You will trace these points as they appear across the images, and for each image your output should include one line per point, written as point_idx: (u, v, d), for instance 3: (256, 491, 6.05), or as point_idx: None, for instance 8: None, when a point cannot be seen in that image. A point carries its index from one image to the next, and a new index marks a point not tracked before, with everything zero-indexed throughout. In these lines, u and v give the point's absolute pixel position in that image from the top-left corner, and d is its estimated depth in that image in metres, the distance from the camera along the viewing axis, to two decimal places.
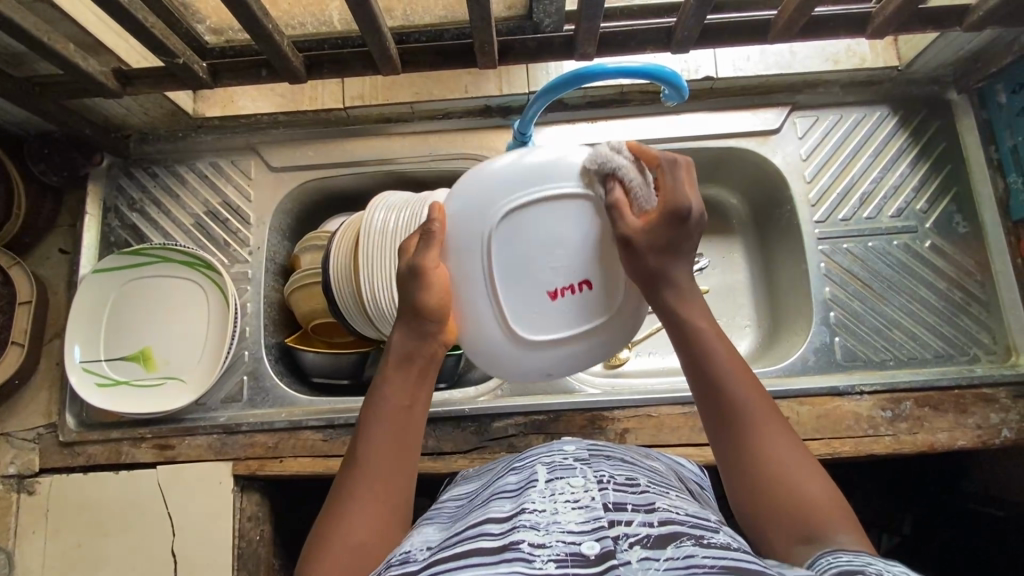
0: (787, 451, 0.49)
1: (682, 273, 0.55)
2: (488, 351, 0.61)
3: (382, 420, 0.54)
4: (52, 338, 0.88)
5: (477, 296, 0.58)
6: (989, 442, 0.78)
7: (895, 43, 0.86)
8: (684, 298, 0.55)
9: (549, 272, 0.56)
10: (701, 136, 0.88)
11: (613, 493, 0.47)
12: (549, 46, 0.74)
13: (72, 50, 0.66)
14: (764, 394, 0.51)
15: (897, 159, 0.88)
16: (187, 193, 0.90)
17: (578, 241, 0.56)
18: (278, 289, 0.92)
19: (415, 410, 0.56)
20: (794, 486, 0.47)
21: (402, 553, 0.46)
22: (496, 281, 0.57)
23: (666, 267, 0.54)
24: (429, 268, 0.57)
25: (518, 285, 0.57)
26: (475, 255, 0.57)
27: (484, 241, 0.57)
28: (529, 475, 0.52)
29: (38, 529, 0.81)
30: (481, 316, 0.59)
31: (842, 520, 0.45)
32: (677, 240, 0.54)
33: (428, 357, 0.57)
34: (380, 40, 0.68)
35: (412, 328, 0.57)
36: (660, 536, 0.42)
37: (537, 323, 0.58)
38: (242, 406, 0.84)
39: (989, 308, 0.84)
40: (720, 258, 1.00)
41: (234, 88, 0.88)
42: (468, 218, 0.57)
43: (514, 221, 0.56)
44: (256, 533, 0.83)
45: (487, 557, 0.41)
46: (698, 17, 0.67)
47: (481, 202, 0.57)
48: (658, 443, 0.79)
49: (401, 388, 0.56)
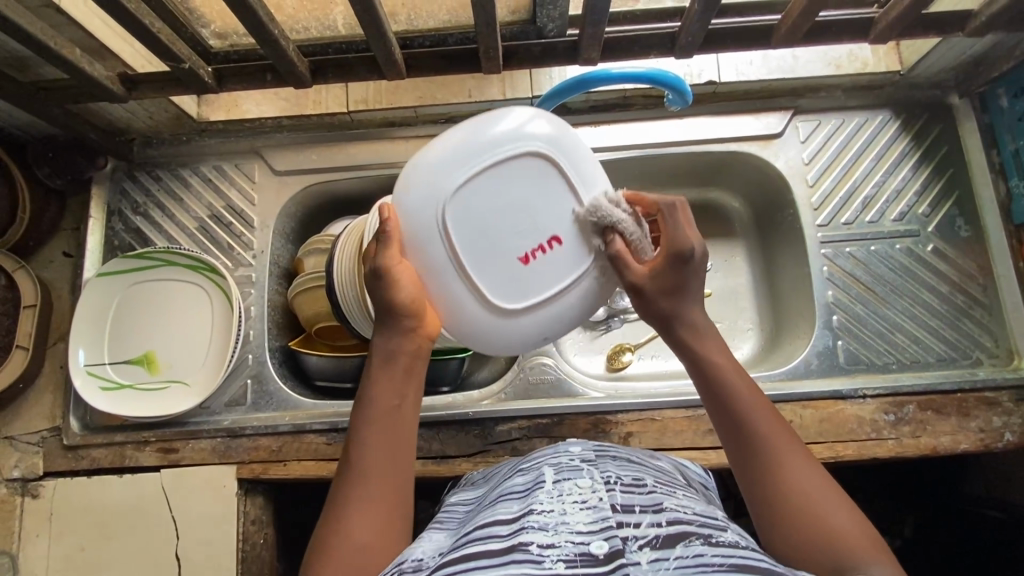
0: (811, 480, 0.49)
1: (694, 309, 0.57)
2: (470, 331, 0.63)
3: (375, 422, 0.54)
4: (56, 342, 0.88)
5: (449, 273, 0.60)
6: (991, 446, 0.78)
7: (897, 48, 0.87)
8: (699, 332, 0.57)
9: (515, 239, 0.60)
10: (704, 140, 0.88)
11: (621, 495, 0.47)
12: (553, 51, 0.74)
13: (79, 55, 0.66)
14: (781, 422, 0.52)
15: (899, 163, 0.88)
16: (191, 196, 0.91)
17: (536, 202, 0.60)
18: (281, 292, 0.92)
19: (406, 409, 0.55)
20: (824, 515, 0.47)
21: (414, 560, 0.46)
22: (464, 257, 0.59)
23: (677, 305, 0.57)
24: (392, 270, 0.57)
25: (491, 255, 0.60)
26: (437, 237, 0.59)
27: (443, 222, 0.59)
28: (536, 476, 0.52)
29: (41, 533, 0.81)
30: (458, 295, 0.60)
31: (875, 551, 0.45)
32: (684, 280, 0.57)
33: (413, 354, 0.57)
34: (385, 45, 0.68)
35: (394, 327, 0.57)
36: (668, 536, 0.42)
37: (514, 289, 0.61)
38: (245, 410, 0.84)
39: (992, 312, 0.85)
40: (722, 261, 1.00)
41: (239, 92, 0.89)
42: (421, 198, 0.59)
43: (471, 195, 0.59)
44: (259, 536, 0.83)
45: (497, 558, 0.41)
46: (702, 23, 0.67)
47: (431, 187, 0.58)
48: (662, 447, 0.80)
49: (389, 388, 0.55)
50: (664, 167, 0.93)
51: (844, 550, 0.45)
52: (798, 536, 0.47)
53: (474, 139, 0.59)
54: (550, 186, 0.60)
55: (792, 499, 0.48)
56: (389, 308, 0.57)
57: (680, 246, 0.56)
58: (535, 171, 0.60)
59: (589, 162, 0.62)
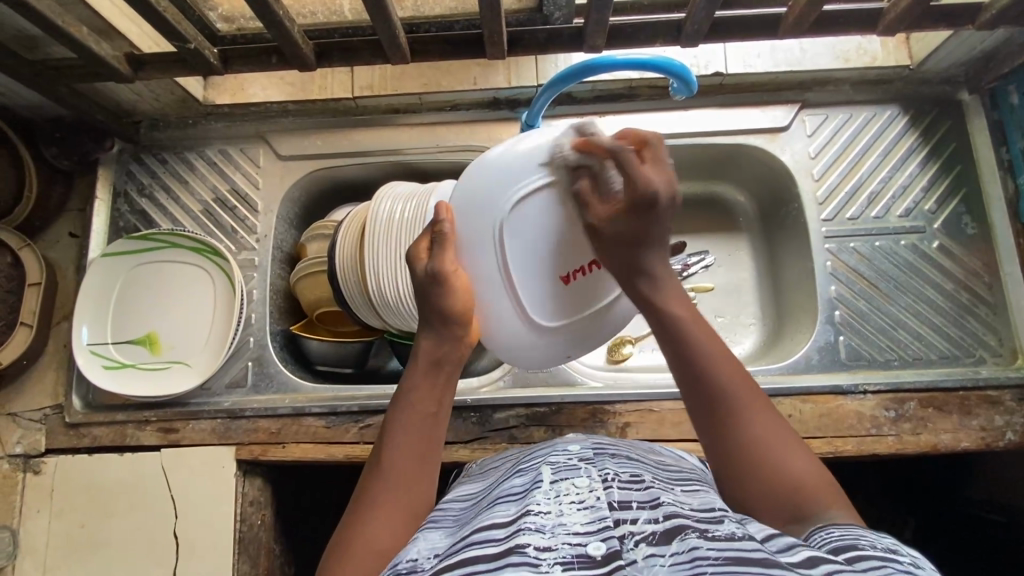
0: (777, 430, 0.50)
1: (658, 258, 0.56)
2: (507, 341, 0.64)
3: (409, 423, 0.56)
4: (60, 321, 0.89)
5: (494, 287, 0.60)
6: (993, 445, 0.77)
7: (907, 42, 0.86)
8: (660, 287, 0.56)
9: (559, 260, 0.59)
10: (709, 132, 0.88)
11: (618, 492, 0.48)
12: (558, 38, 0.74)
13: (86, 34, 0.67)
14: (744, 368, 0.53)
15: (906, 159, 0.88)
16: (196, 178, 0.91)
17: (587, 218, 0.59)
18: (284, 276, 0.92)
19: (442, 416, 0.58)
20: (789, 466, 0.48)
21: (410, 561, 0.46)
22: (511, 274, 0.60)
23: (639, 257, 0.56)
24: (448, 272, 0.59)
25: (533, 271, 0.60)
26: (491, 245, 0.59)
27: (494, 237, 0.59)
28: (534, 477, 0.53)
29: (42, 509, 0.82)
30: (501, 312, 0.62)
31: (831, 496, 0.47)
32: (644, 230, 0.55)
33: (456, 362, 0.60)
34: (391, 30, 0.68)
35: (444, 333, 0.59)
36: (665, 532, 0.42)
37: (556, 305, 0.61)
38: (245, 392, 0.85)
39: (997, 309, 0.84)
40: (726, 254, 1.00)
41: (244, 76, 0.89)
42: (479, 208, 0.59)
43: (524, 213, 0.58)
44: (258, 518, 0.84)
45: (490, 563, 0.42)
46: (709, 11, 0.66)
47: (486, 204, 0.59)
48: (660, 437, 0.79)
49: (428, 391, 0.58)
50: (669, 158, 0.92)
51: (800, 494, 0.47)
52: (763, 479, 0.48)
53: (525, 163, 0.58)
54: None
55: (754, 449, 0.49)
56: (442, 315, 0.59)
57: (639, 191, 0.54)
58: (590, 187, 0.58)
59: None
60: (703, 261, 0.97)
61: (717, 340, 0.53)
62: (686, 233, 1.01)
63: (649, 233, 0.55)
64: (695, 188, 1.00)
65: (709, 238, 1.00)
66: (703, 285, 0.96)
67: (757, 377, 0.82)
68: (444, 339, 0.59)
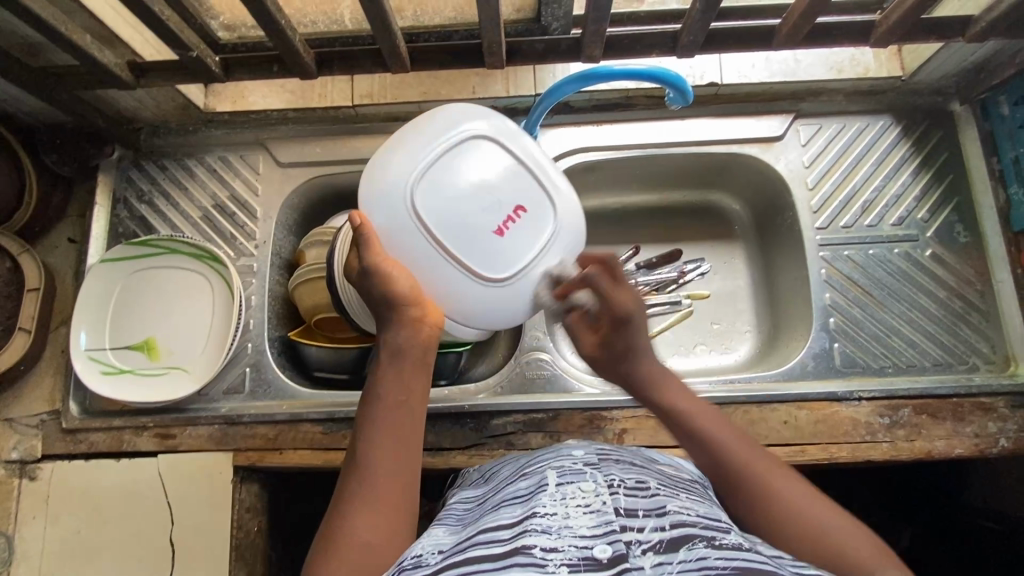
0: (808, 499, 0.51)
1: (650, 361, 0.63)
2: (465, 307, 0.64)
3: (382, 416, 0.55)
4: (58, 326, 0.89)
5: (433, 259, 0.62)
6: (986, 451, 0.78)
7: (899, 53, 0.88)
8: (663, 387, 0.61)
9: (482, 216, 0.63)
10: (705, 142, 0.89)
11: (624, 498, 0.48)
12: (556, 49, 0.75)
13: (88, 41, 0.67)
14: (760, 451, 0.55)
15: (899, 168, 0.89)
16: (196, 186, 0.91)
17: (486, 177, 0.64)
18: (282, 282, 0.93)
19: (413, 404, 0.57)
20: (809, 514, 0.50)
21: (414, 557, 0.47)
22: (440, 237, 0.62)
23: (634, 366, 0.63)
24: (382, 263, 0.60)
25: (463, 232, 0.63)
26: (409, 226, 0.62)
27: (412, 212, 0.62)
28: (538, 480, 0.53)
29: (38, 515, 0.81)
30: (449, 281, 0.63)
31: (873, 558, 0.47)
32: (630, 343, 0.63)
33: (420, 346, 0.59)
34: (392, 41, 0.69)
35: (401, 321, 0.59)
36: (672, 540, 0.43)
37: (501, 259, 0.64)
38: (243, 398, 0.85)
39: (989, 317, 0.85)
40: (722, 263, 1.00)
41: (246, 84, 0.91)
42: (385, 192, 0.62)
43: (431, 182, 0.63)
44: (254, 524, 0.85)
45: (497, 562, 0.42)
46: (704, 22, 0.68)
47: (392, 188, 0.62)
48: (656, 444, 0.80)
49: (396, 381, 0.57)
50: (665, 167, 0.94)
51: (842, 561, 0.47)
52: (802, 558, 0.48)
53: (411, 147, 0.64)
54: (496, 162, 0.64)
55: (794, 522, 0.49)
56: (390, 302, 0.59)
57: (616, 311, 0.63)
58: (473, 154, 0.64)
59: (532, 146, 0.66)
60: (700, 269, 0.98)
61: (729, 430, 0.57)
62: (683, 241, 1.02)
63: (632, 346, 0.63)
64: (691, 197, 1.01)
65: (705, 246, 1.01)
66: (699, 292, 0.97)
67: (752, 384, 0.82)
68: (405, 329, 0.59)
